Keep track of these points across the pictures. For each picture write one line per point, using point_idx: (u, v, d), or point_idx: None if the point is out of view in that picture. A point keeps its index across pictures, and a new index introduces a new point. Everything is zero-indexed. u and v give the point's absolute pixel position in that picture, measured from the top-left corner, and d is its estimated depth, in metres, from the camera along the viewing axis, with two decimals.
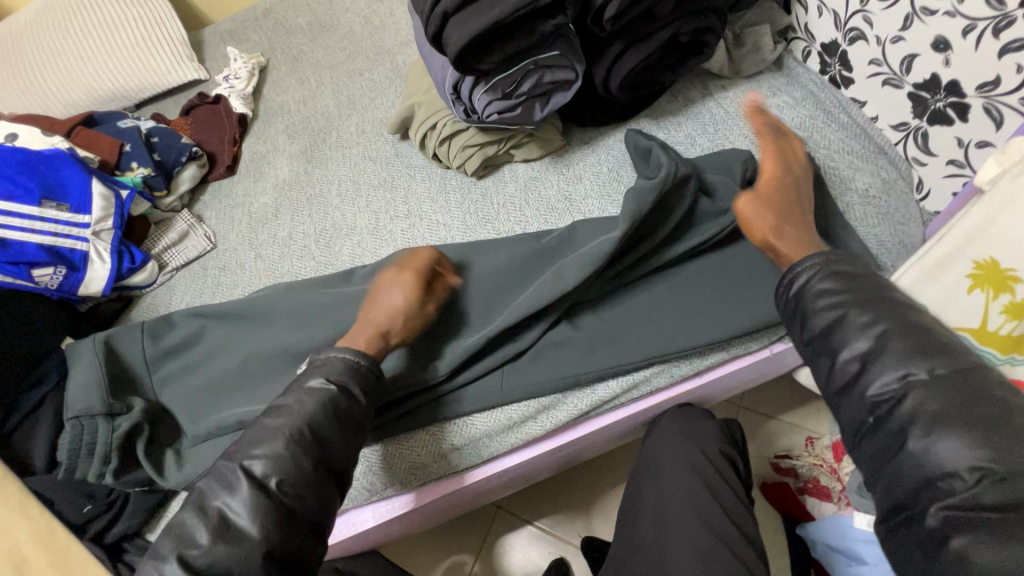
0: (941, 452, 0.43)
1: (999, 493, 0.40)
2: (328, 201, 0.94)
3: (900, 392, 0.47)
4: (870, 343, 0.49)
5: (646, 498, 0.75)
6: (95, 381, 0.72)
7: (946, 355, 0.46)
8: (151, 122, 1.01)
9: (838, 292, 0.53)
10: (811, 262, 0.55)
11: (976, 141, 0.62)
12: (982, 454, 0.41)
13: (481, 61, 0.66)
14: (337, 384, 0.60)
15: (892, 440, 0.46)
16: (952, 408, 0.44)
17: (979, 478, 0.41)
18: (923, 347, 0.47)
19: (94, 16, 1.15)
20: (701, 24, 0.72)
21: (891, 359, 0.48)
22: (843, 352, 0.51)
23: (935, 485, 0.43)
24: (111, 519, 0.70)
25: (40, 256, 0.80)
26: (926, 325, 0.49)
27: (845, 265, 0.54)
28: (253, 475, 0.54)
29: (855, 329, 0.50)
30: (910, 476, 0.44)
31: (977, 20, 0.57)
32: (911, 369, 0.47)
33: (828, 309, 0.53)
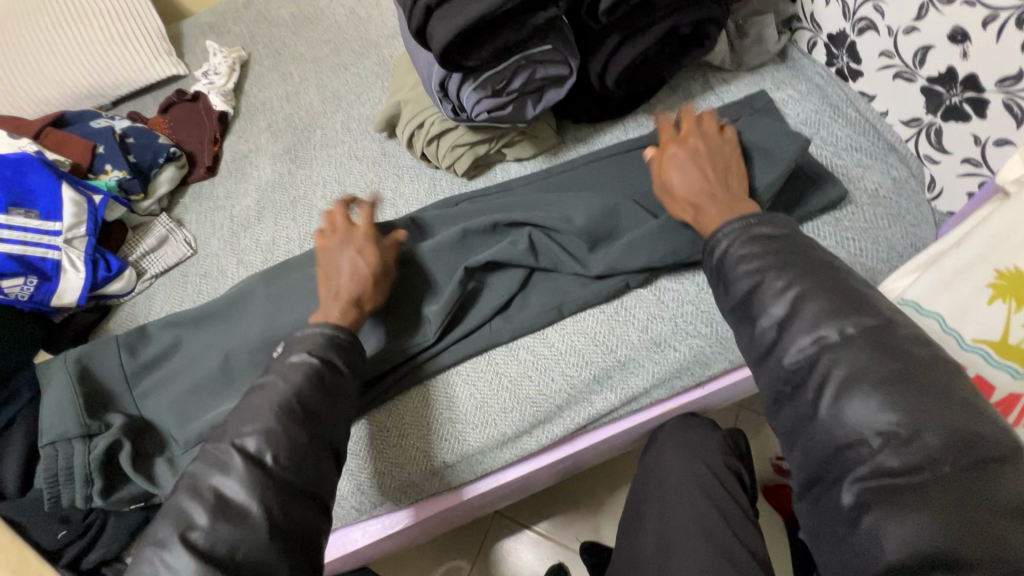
0: (853, 416, 0.44)
1: (901, 457, 0.42)
2: (313, 203, 0.90)
3: (814, 355, 0.47)
4: (785, 308, 0.49)
5: (646, 512, 0.72)
6: (69, 401, 0.69)
7: (866, 313, 0.47)
8: (126, 121, 0.96)
9: (758, 254, 0.53)
10: (732, 228, 0.55)
11: (995, 139, 0.59)
12: (889, 418, 0.43)
13: (469, 57, 0.62)
14: (319, 357, 0.57)
15: (806, 412, 0.47)
16: (860, 370, 0.44)
17: (884, 444, 0.43)
18: (838, 306, 0.47)
19: (64, 10, 1.10)
20: (702, 14, 0.67)
21: (806, 323, 0.48)
22: (763, 319, 0.50)
23: (845, 454, 0.44)
24: (86, 545, 0.66)
25: (10, 267, 0.76)
26: (846, 285, 0.49)
27: (766, 229, 0.54)
28: (246, 451, 0.50)
29: (772, 293, 0.50)
30: (822, 447, 0.45)
31: (1000, 10, 0.54)
32: (824, 331, 0.47)
33: (748, 274, 0.52)
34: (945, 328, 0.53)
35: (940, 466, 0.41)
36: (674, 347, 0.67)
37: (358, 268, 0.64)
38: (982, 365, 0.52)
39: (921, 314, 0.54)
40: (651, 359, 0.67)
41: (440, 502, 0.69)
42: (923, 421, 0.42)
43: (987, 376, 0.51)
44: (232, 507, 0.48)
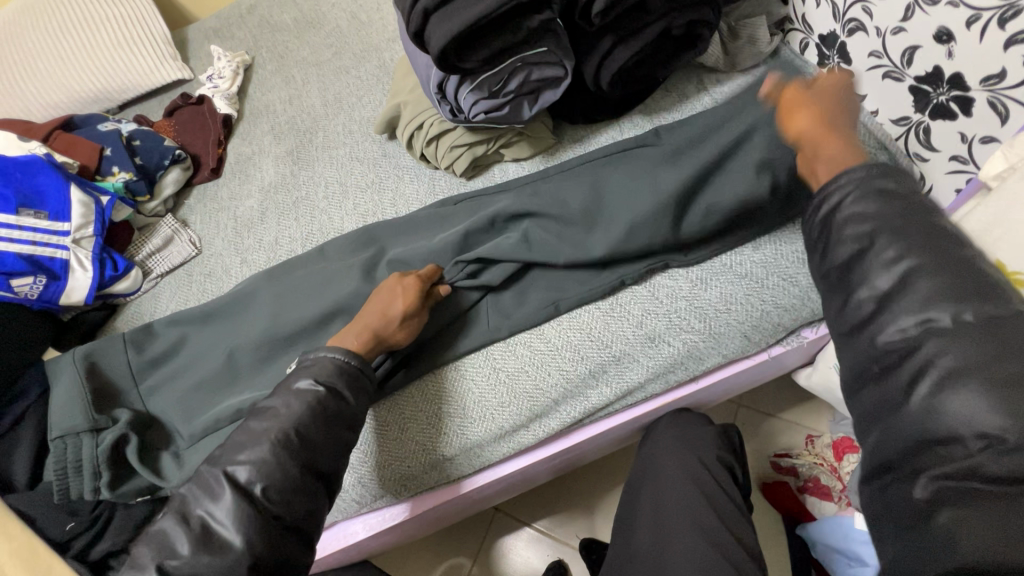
0: (952, 409, 0.37)
1: (1007, 465, 0.35)
2: (314, 204, 0.92)
3: (917, 338, 0.40)
4: (892, 282, 0.42)
5: (643, 505, 0.73)
6: (76, 398, 0.70)
7: (988, 300, 0.39)
8: (133, 124, 0.98)
9: (869, 215, 0.44)
10: (844, 178, 0.46)
11: (980, 137, 0.60)
12: (996, 421, 0.35)
13: (465, 59, 0.64)
14: (325, 386, 0.58)
15: (894, 395, 0.40)
16: (971, 362, 0.37)
17: (984, 449, 0.36)
18: (956, 291, 0.39)
19: (73, 16, 1.12)
20: (694, 16, 0.69)
21: (913, 303, 0.40)
22: (861, 291, 0.44)
23: (933, 449, 0.38)
24: (95, 535, 0.68)
25: (19, 266, 0.77)
26: (970, 266, 0.40)
27: (887, 183, 0.45)
28: (238, 481, 0.52)
29: (879, 264, 0.43)
30: (905, 434, 0.39)
31: (982, 10, 0.55)
32: (931, 315, 0.39)
33: (855, 238, 0.44)
34: None
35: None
36: (668, 342, 0.68)
37: (389, 311, 0.65)
38: None
39: None
40: (646, 354, 0.68)
41: (440, 495, 0.70)
42: None
43: None
44: (217, 541, 0.50)
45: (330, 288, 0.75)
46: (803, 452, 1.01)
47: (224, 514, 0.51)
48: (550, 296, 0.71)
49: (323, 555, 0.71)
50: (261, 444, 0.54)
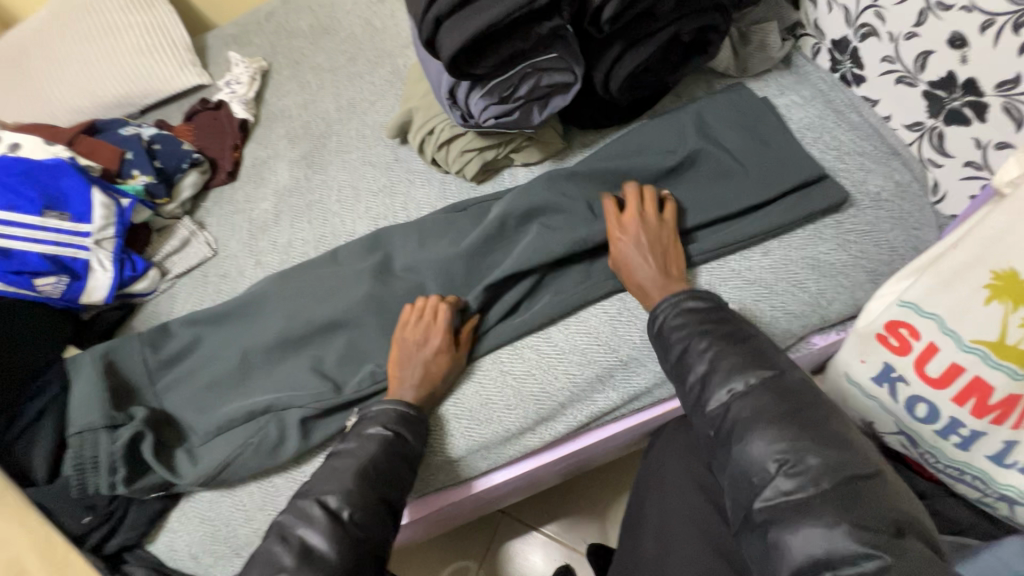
0: (755, 448, 0.51)
1: (794, 479, 0.49)
2: (328, 207, 0.94)
3: (727, 403, 0.55)
4: (706, 366, 0.58)
5: (648, 510, 0.73)
6: (95, 395, 0.72)
7: (765, 367, 0.56)
8: (152, 129, 1.01)
9: (686, 326, 0.61)
10: (667, 303, 0.63)
11: (995, 142, 0.59)
12: (780, 448, 0.50)
13: (475, 65, 0.65)
14: (393, 431, 0.62)
15: (724, 450, 0.54)
16: (760, 412, 0.53)
17: (779, 470, 0.49)
18: (747, 362, 0.56)
19: (97, 24, 1.16)
20: (704, 22, 0.69)
21: (722, 376, 0.56)
22: (690, 376, 0.59)
23: (755, 482, 0.50)
24: (108, 531, 0.70)
25: (43, 266, 0.80)
26: (750, 346, 0.58)
27: (696, 302, 0.62)
28: (327, 506, 0.55)
29: (697, 354, 0.59)
30: (741, 476, 0.51)
31: (996, 16, 0.55)
32: (734, 384, 0.56)
33: (679, 339, 0.61)
34: (945, 329, 0.55)
35: (824, 485, 0.48)
36: None
37: (430, 365, 0.67)
38: (980, 365, 0.53)
39: (920, 315, 0.57)
40: (652, 358, 0.69)
41: (446, 497, 0.70)
42: (809, 449, 0.49)
43: (986, 377, 0.53)
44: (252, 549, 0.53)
45: (341, 290, 0.76)
46: None
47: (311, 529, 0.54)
48: (559, 299, 0.71)
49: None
50: (343, 474, 0.58)
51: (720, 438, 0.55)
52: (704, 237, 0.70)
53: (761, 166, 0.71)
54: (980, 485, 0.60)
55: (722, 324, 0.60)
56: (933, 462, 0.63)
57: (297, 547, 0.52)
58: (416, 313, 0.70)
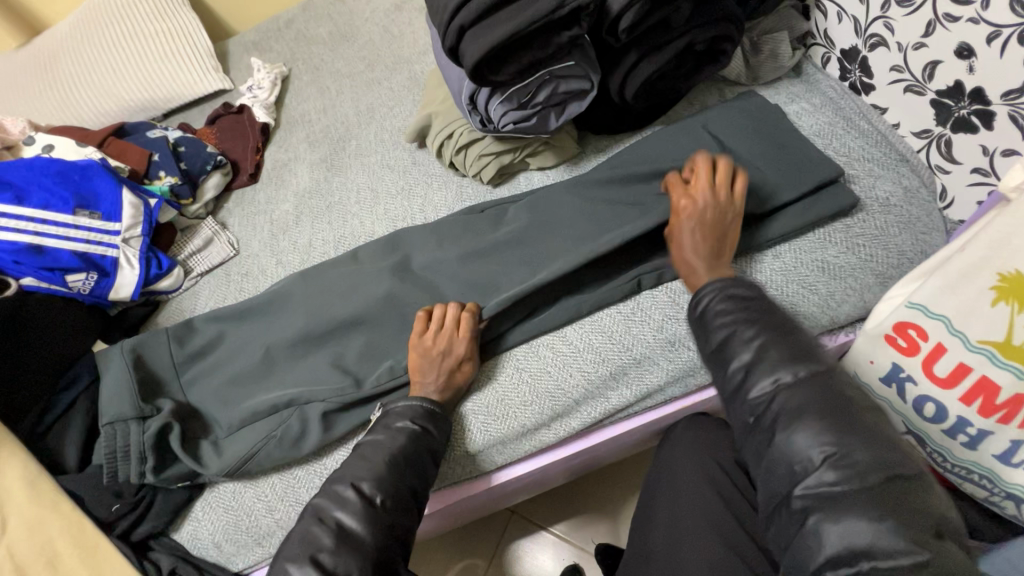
0: (799, 440, 0.49)
1: (838, 472, 0.47)
2: (347, 209, 0.96)
3: (771, 393, 0.53)
4: (750, 355, 0.56)
5: (658, 507, 0.74)
6: (125, 387, 0.74)
7: (815, 362, 0.53)
8: (178, 132, 1.04)
9: (731, 312, 0.59)
10: (714, 287, 0.62)
11: (1002, 150, 0.61)
12: (826, 440, 0.48)
13: (497, 73, 0.67)
14: (421, 425, 0.64)
15: (764, 438, 0.52)
16: (806, 403, 0.51)
17: (823, 461, 0.48)
18: (794, 354, 0.54)
19: (125, 31, 1.20)
20: (717, 32, 0.71)
21: (768, 366, 0.54)
22: (732, 363, 0.57)
23: (794, 470, 0.49)
24: (136, 518, 0.72)
25: (74, 263, 0.83)
26: (799, 338, 0.56)
27: (740, 289, 0.61)
28: (361, 491, 0.58)
29: (740, 343, 0.57)
30: (779, 465, 0.50)
31: (1002, 27, 0.57)
32: (781, 374, 0.53)
33: (722, 326, 0.59)
34: (952, 330, 0.56)
35: (872, 479, 0.46)
36: (688, 346, 0.70)
37: (455, 373, 0.69)
38: (988, 365, 0.54)
39: (927, 317, 0.58)
40: (665, 358, 0.70)
41: (462, 491, 0.72)
42: (855, 445, 0.47)
43: (993, 376, 0.54)
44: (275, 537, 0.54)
45: (362, 289, 0.78)
46: None
47: (353, 515, 0.56)
48: (573, 298, 0.73)
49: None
50: (374, 462, 0.60)
51: (759, 425, 0.53)
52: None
53: (773, 172, 0.72)
54: (986, 484, 0.61)
55: (769, 314, 0.58)
56: (941, 462, 0.64)
57: (335, 531, 0.55)
58: (435, 323, 0.70)
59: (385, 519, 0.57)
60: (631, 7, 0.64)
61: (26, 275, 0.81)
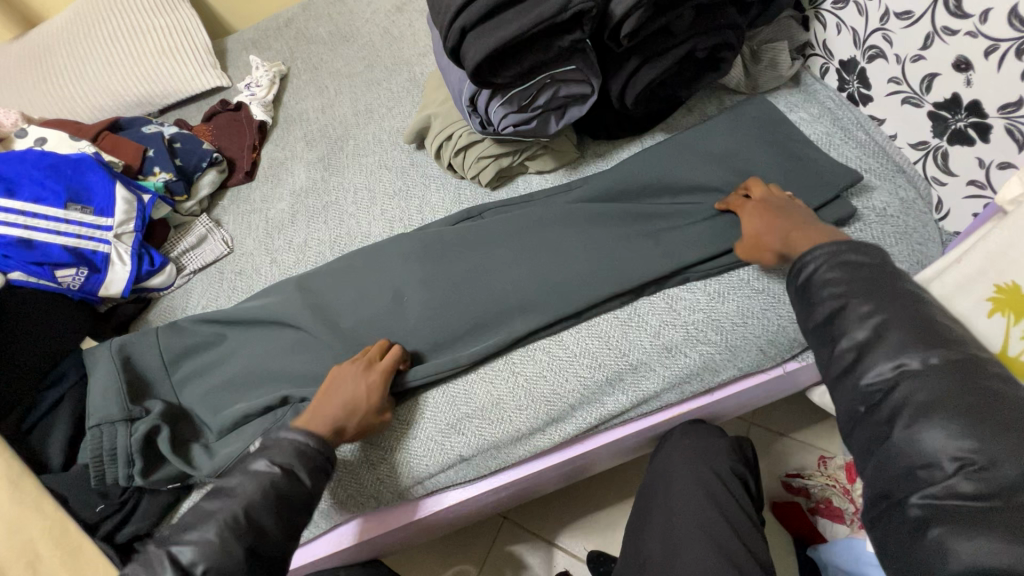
0: (928, 442, 0.45)
1: (976, 483, 0.43)
2: (343, 209, 0.95)
3: (893, 381, 0.48)
4: (866, 333, 0.50)
5: (654, 515, 0.74)
6: (113, 387, 0.73)
7: (950, 345, 0.48)
8: (174, 128, 1.03)
9: (842, 283, 0.53)
10: (821, 251, 0.55)
11: (998, 163, 0.62)
12: (963, 446, 0.44)
13: (498, 75, 0.67)
14: (281, 467, 0.58)
15: (879, 431, 0.48)
16: (941, 398, 0.46)
17: (959, 469, 0.44)
18: (922, 338, 0.48)
19: (122, 25, 1.19)
20: (718, 40, 0.71)
21: (888, 350, 0.49)
22: (841, 342, 0.52)
23: (916, 474, 0.45)
24: (122, 519, 0.70)
25: (64, 258, 0.81)
26: (929, 319, 0.50)
27: (854, 256, 0.54)
28: (180, 559, 0.52)
29: (854, 319, 0.51)
30: (894, 465, 0.47)
31: (999, 41, 0.57)
32: (906, 359, 0.48)
33: (831, 298, 0.53)
34: None
35: (1015, 494, 0.42)
36: (684, 353, 0.70)
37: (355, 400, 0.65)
38: None
39: None
40: (662, 364, 0.70)
41: (452, 497, 0.72)
42: (1002, 454, 0.43)
43: None
44: None
45: (359, 290, 0.78)
46: (814, 473, 1.01)
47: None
48: None
49: (309, 560, 0.74)
50: None
51: (871, 416, 0.49)
52: (711, 241, 0.72)
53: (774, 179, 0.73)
54: None
55: (888, 287, 0.52)
56: None
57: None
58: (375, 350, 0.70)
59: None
60: (632, 13, 0.64)
61: (13, 269, 0.79)
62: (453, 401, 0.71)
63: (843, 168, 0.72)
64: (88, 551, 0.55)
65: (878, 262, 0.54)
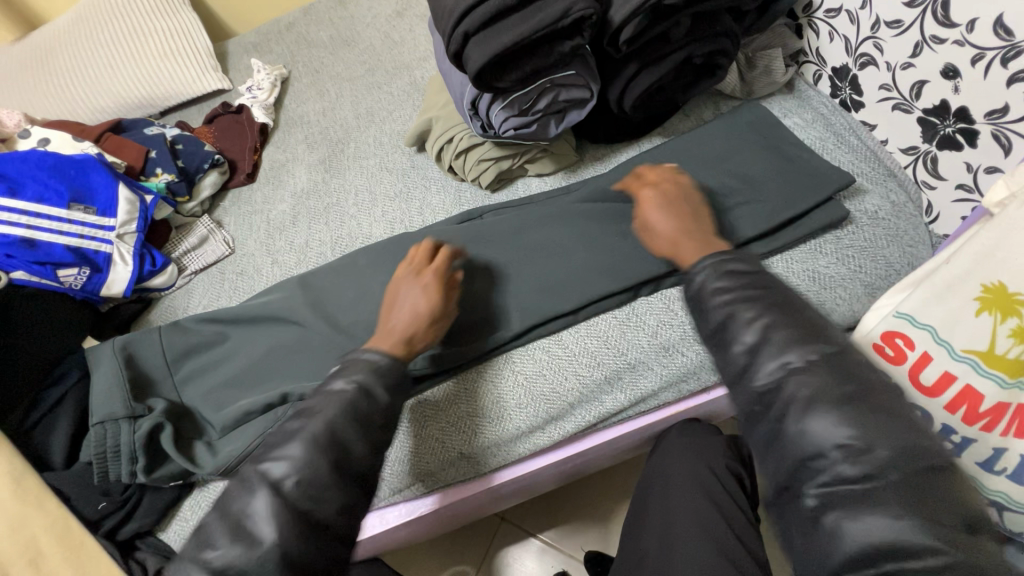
0: (816, 433, 0.42)
1: (859, 467, 0.41)
2: (344, 210, 0.96)
3: (780, 379, 0.45)
4: (755, 337, 0.47)
5: (652, 513, 0.75)
6: (115, 386, 0.73)
7: (825, 341, 0.46)
8: (176, 130, 1.04)
9: (735, 287, 0.51)
10: (707, 262, 0.54)
11: (985, 167, 0.64)
12: (846, 432, 0.41)
13: (499, 79, 0.68)
14: (357, 384, 0.54)
15: (772, 427, 0.45)
16: (820, 392, 0.43)
17: (841, 454, 0.41)
18: (800, 336, 0.46)
19: (125, 28, 1.20)
20: (714, 46, 0.73)
21: (775, 349, 0.46)
22: (733, 346, 0.49)
23: (808, 465, 0.43)
24: (124, 517, 0.71)
25: (66, 257, 0.82)
26: (809, 320, 0.48)
27: (739, 264, 0.53)
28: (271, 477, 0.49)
29: (742, 324, 0.49)
30: (787, 457, 0.44)
31: (985, 50, 0.59)
32: (790, 356, 0.45)
33: (721, 305, 0.51)
34: (937, 339, 0.58)
35: (892, 474, 0.40)
36: (680, 353, 0.71)
37: (416, 304, 0.65)
38: (972, 373, 0.56)
39: (914, 326, 0.60)
40: (659, 364, 0.71)
41: (458, 491, 0.73)
42: (877, 436, 0.41)
43: (978, 384, 0.56)
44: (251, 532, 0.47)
45: (361, 290, 0.79)
46: None
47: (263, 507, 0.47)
48: None
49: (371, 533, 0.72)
50: None
51: (764, 412, 0.46)
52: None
53: (769, 182, 0.74)
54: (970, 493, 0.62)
55: (772, 291, 0.51)
56: None
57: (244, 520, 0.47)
58: (421, 254, 0.71)
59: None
60: (631, 20, 0.66)
61: (16, 269, 0.80)
62: (457, 397, 0.72)
63: (834, 171, 0.74)
64: (92, 545, 0.56)
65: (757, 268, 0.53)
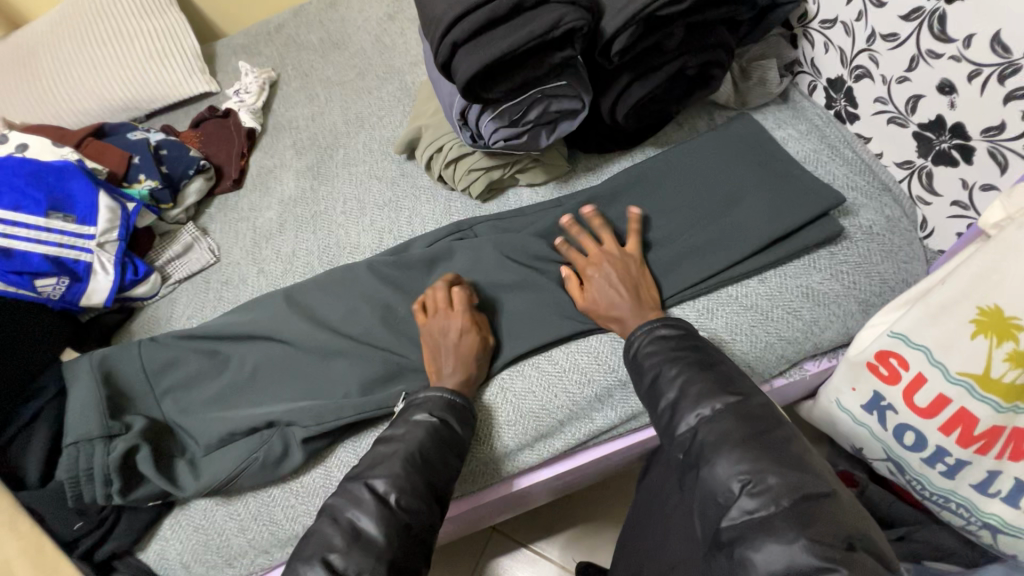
0: (718, 471, 0.51)
1: (756, 499, 0.49)
2: (332, 219, 0.95)
3: (695, 427, 0.55)
4: (675, 393, 0.58)
5: (643, 531, 0.74)
6: (92, 403, 0.71)
7: (732, 392, 0.56)
8: (160, 134, 1.01)
9: (658, 353, 0.62)
10: (639, 330, 0.64)
11: (981, 184, 0.63)
12: (742, 470, 0.50)
13: (489, 90, 0.67)
14: (439, 417, 0.62)
15: (691, 470, 0.54)
16: (723, 436, 0.53)
17: (742, 489, 0.50)
18: (715, 389, 0.57)
19: (109, 28, 1.17)
20: (707, 58, 0.72)
21: (690, 402, 0.57)
22: (661, 400, 0.59)
23: (718, 501, 0.50)
24: (99, 538, 0.69)
25: (44, 267, 0.80)
26: (719, 368, 0.59)
27: (666, 330, 0.64)
28: (376, 491, 0.56)
29: (666, 381, 0.60)
30: (703, 495, 0.52)
31: (983, 66, 0.59)
32: (702, 409, 0.56)
33: (651, 366, 0.62)
34: (932, 360, 0.57)
35: (784, 502, 0.48)
36: None
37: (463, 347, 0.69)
38: (968, 397, 0.55)
39: (909, 346, 0.59)
40: None
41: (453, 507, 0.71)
42: (768, 470, 0.50)
43: (973, 407, 0.55)
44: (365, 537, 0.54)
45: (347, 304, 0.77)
46: None
47: (367, 512, 0.55)
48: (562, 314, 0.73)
49: None
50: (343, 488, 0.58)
51: (687, 460, 0.55)
52: (700, 258, 0.72)
53: (763, 194, 0.73)
54: (963, 513, 0.63)
55: (694, 353, 0.61)
56: (920, 489, 0.66)
57: (347, 532, 0.54)
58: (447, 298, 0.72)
59: (402, 511, 0.56)
60: (624, 31, 0.65)
61: None
62: None
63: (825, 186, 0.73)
64: None
65: (684, 330, 0.64)
